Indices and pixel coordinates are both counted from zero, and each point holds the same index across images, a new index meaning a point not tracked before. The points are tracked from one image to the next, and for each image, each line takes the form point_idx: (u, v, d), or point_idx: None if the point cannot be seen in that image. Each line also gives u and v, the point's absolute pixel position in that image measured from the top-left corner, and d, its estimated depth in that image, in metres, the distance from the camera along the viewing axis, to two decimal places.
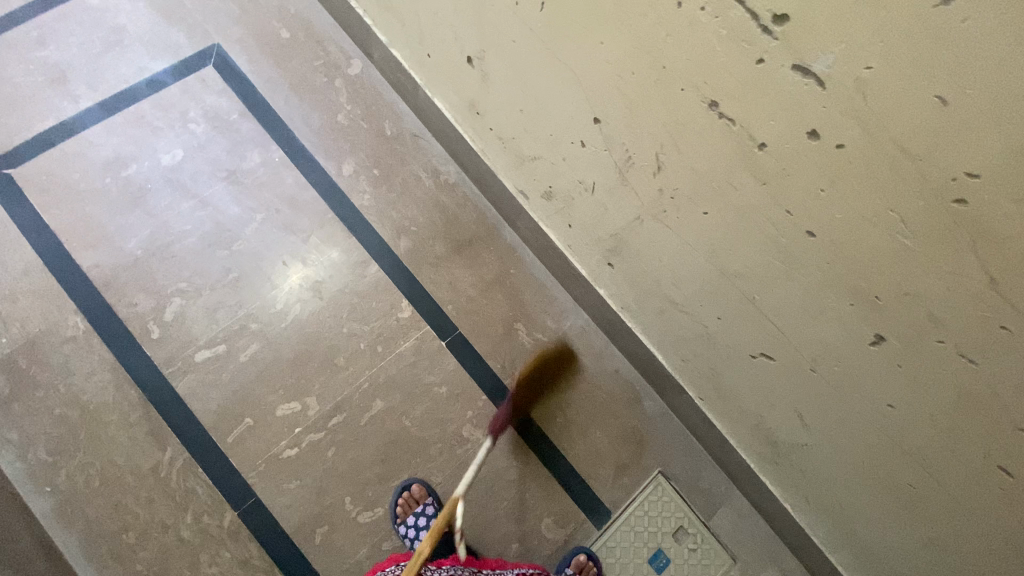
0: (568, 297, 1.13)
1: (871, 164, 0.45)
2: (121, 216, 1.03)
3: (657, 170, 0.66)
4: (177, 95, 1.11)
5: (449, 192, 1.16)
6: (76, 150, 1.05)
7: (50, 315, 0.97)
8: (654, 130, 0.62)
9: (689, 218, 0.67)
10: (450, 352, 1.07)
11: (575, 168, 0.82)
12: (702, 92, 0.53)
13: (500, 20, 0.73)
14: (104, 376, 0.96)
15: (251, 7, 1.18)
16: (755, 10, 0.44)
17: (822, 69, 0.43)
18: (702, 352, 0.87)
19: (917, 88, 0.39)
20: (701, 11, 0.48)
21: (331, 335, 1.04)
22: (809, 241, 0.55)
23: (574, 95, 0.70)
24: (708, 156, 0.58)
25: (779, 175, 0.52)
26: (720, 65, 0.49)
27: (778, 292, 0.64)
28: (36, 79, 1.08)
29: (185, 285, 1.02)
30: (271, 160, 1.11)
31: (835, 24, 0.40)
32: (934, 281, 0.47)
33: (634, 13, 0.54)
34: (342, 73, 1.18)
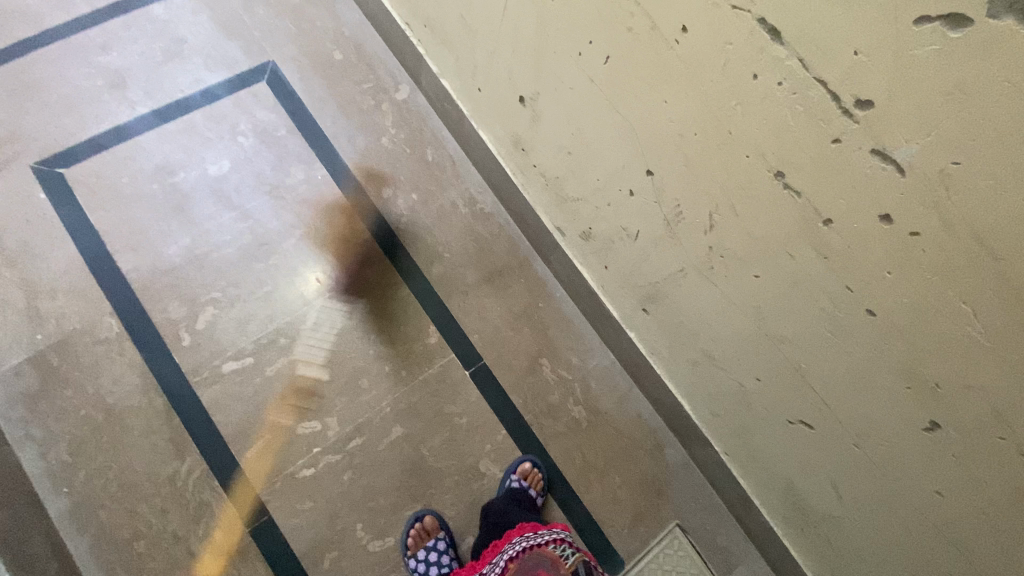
0: (595, 335, 1.13)
1: (946, 254, 0.43)
2: (164, 222, 1.05)
3: (710, 228, 0.66)
4: (228, 107, 1.13)
5: (484, 221, 1.16)
6: (127, 154, 1.08)
7: (87, 315, 0.99)
8: (713, 191, 0.61)
9: (738, 279, 0.66)
10: (474, 383, 1.06)
11: (620, 214, 0.82)
12: (769, 161, 0.52)
13: (559, 66, 0.74)
14: (132, 380, 0.97)
15: (308, 28, 1.21)
16: (837, 92, 0.43)
17: (904, 157, 0.42)
18: (735, 409, 0.85)
19: (1006, 191, 0.38)
20: (777, 86, 0.47)
21: (357, 356, 1.04)
22: (868, 320, 0.54)
23: (629, 147, 0.70)
24: (768, 223, 0.57)
25: (843, 252, 0.51)
26: (793, 139, 0.49)
27: (827, 364, 0.62)
28: (95, 82, 1.11)
29: (219, 295, 1.03)
30: (314, 178, 1.12)
31: (924, 116, 0.39)
32: (1001, 378, 0.46)
33: (704, 78, 0.54)
34: (390, 98, 1.20)
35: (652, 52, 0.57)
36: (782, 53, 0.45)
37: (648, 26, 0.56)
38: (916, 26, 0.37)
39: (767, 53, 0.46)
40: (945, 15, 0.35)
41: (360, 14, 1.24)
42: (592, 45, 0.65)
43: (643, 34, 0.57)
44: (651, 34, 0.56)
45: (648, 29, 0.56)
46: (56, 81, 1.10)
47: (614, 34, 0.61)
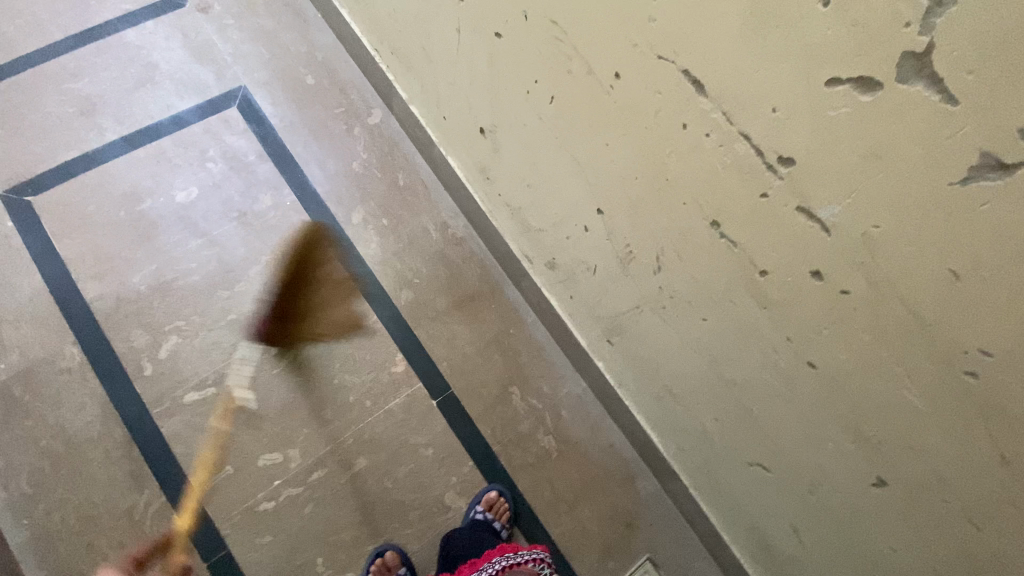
0: (567, 362, 1.11)
1: (877, 315, 0.42)
2: (130, 250, 1.04)
3: (658, 269, 0.64)
4: (199, 134, 1.13)
5: (455, 246, 1.15)
6: (96, 181, 1.07)
7: (49, 344, 0.98)
8: (658, 233, 0.60)
9: (689, 320, 0.65)
10: (441, 412, 1.05)
11: (578, 248, 0.81)
12: (705, 210, 0.51)
13: (511, 102, 0.73)
14: (92, 411, 0.95)
15: (281, 52, 1.21)
16: (760, 147, 0.42)
17: (828, 216, 0.40)
18: (699, 446, 0.83)
19: (927, 259, 0.36)
20: (705, 137, 0.46)
21: (322, 386, 1.02)
22: (810, 372, 0.52)
23: (580, 185, 0.69)
24: (712, 269, 0.55)
25: (781, 304, 0.50)
26: (724, 191, 0.47)
27: (777, 411, 0.60)
28: (66, 109, 1.11)
29: (183, 323, 1.02)
30: (283, 204, 1.12)
31: (842, 178, 0.37)
32: (941, 441, 0.44)
33: (640, 124, 0.52)
34: (362, 122, 1.19)
35: (591, 95, 0.56)
36: (707, 105, 0.44)
37: (584, 69, 0.55)
38: (827, 87, 0.35)
39: (693, 103, 0.45)
40: (855, 78, 0.33)
41: (333, 37, 1.24)
42: (537, 85, 0.64)
43: (581, 77, 0.56)
44: (588, 78, 0.55)
45: (585, 72, 0.55)
46: (26, 108, 1.10)
47: (555, 75, 0.60)
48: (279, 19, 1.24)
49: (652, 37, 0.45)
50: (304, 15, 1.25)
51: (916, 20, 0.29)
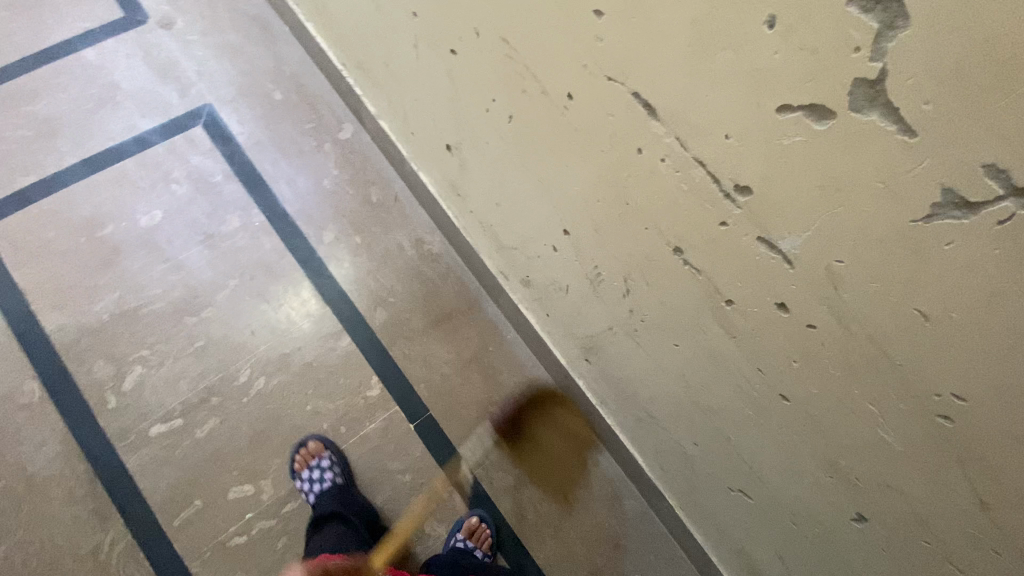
0: (549, 380, 1.08)
1: (846, 351, 0.39)
2: (91, 278, 1.01)
3: (627, 292, 0.61)
4: (163, 154, 1.09)
5: (431, 262, 1.12)
6: (55, 207, 1.04)
7: (8, 379, 0.94)
8: (624, 256, 0.57)
9: (661, 345, 0.62)
10: (419, 436, 1.02)
11: (550, 267, 0.78)
12: (667, 236, 0.48)
13: (473, 120, 0.70)
14: (54, 447, 0.92)
15: (248, 68, 1.18)
16: (716, 174, 0.39)
17: (789, 248, 0.37)
18: (681, 468, 0.80)
19: (893, 298, 0.33)
20: (661, 162, 0.43)
21: (294, 413, 0.99)
22: (783, 404, 0.49)
23: (545, 204, 0.66)
24: (678, 295, 0.53)
25: (749, 334, 0.47)
26: (684, 217, 0.45)
27: (754, 440, 0.57)
28: (22, 133, 1.08)
29: (147, 353, 0.98)
30: (251, 225, 1.08)
31: (799, 209, 0.35)
32: (918, 482, 0.41)
33: (597, 147, 0.50)
34: (332, 137, 1.16)
35: (547, 116, 0.53)
36: (660, 129, 0.41)
37: (538, 89, 0.52)
38: (778, 115, 0.32)
39: (646, 127, 0.42)
40: (805, 106, 0.30)
41: (302, 52, 1.21)
42: (495, 103, 0.61)
43: (536, 96, 0.53)
44: (542, 98, 0.52)
45: (539, 92, 0.52)
46: None
47: (511, 94, 0.57)
48: (244, 33, 1.21)
49: (601, 58, 0.42)
50: (271, 28, 1.22)
51: (866, 45, 0.26)
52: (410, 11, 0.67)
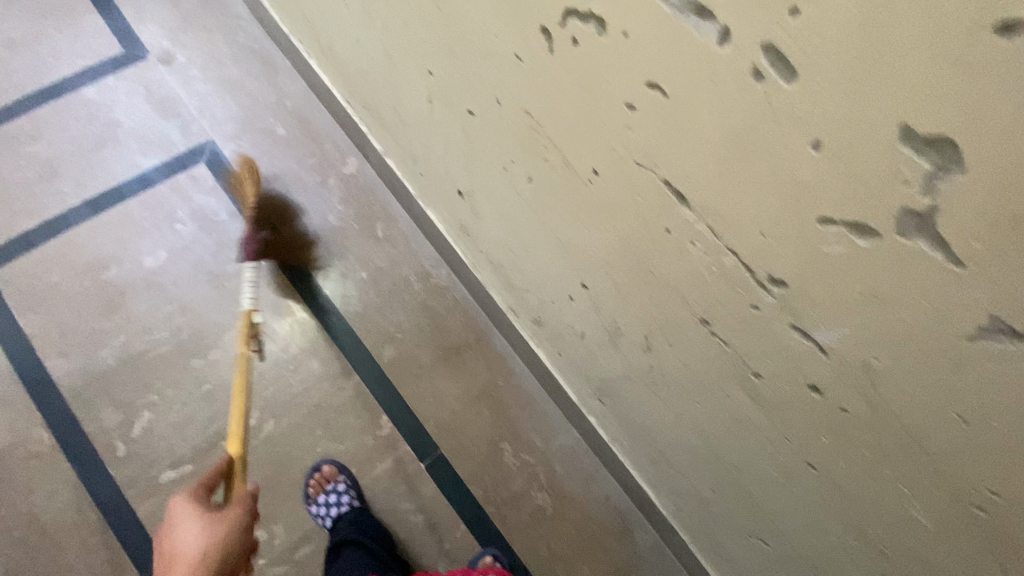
0: (558, 413, 1.08)
1: (880, 437, 0.40)
2: (97, 322, 0.99)
3: (647, 348, 0.61)
4: (166, 193, 1.08)
5: (439, 296, 1.12)
6: (59, 250, 1.03)
7: (17, 429, 0.93)
8: (646, 318, 0.57)
9: (680, 401, 0.62)
10: (430, 475, 1.02)
11: (565, 314, 0.77)
12: (694, 308, 0.48)
13: (488, 174, 0.70)
14: (64, 497, 0.91)
15: (250, 102, 1.17)
16: (750, 265, 0.39)
17: (825, 340, 0.38)
18: (697, 510, 0.81)
19: (933, 400, 0.34)
20: (691, 244, 0.43)
21: (304, 455, 0.99)
22: (811, 472, 0.49)
23: (562, 259, 0.66)
24: (702, 360, 0.53)
25: (777, 406, 0.47)
26: (713, 295, 0.45)
27: (776, 497, 0.58)
28: (26, 174, 1.07)
29: (155, 398, 0.97)
30: (257, 264, 1.07)
31: (838, 307, 0.35)
32: (951, 559, 0.42)
33: (621, 220, 0.50)
34: (337, 172, 1.16)
35: (569, 185, 0.54)
36: (690, 216, 0.41)
37: (562, 161, 0.53)
38: (820, 226, 0.33)
39: (676, 212, 0.42)
40: (849, 222, 0.31)
41: (304, 85, 1.20)
42: (514, 164, 0.62)
43: (558, 167, 0.54)
44: (565, 169, 0.53)
45: (562, 163, 0.53)
46: None
47: (532, 160, 0.57)
48: (246, 66, 1.20)
49: (630, 145, 0.42)
50: (272, 61, 1.21)
51: (917, 181, 0.27)
52: (426, 70, 0.67)
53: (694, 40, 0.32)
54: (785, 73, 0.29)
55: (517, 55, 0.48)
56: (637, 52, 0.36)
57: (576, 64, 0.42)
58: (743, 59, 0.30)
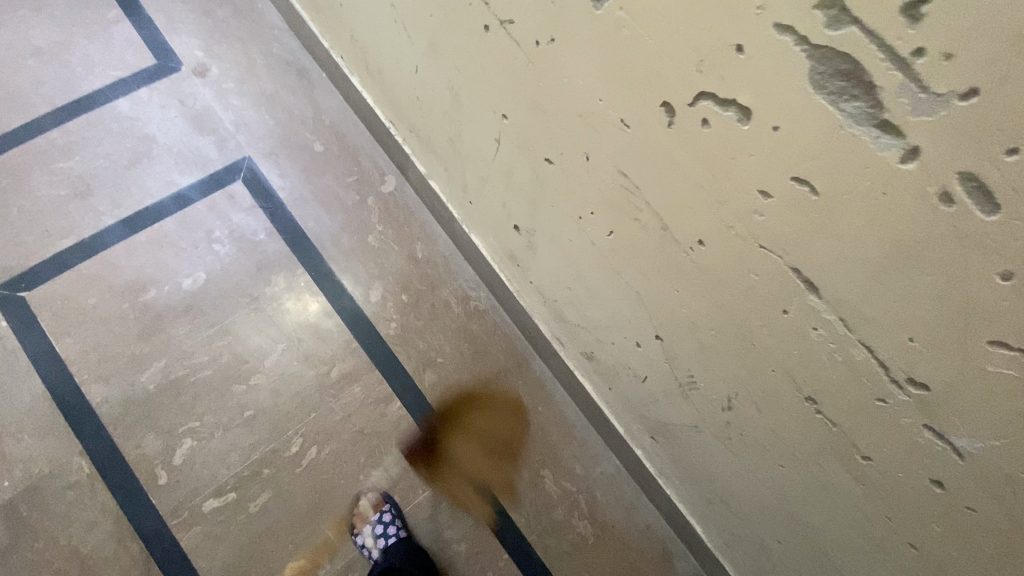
0: (599, 440, 1.05)
1: (1007, 537, 0.40)
2: (135, 347, 0.98)
3: (728, 408, 0.59)
4: (203, 213, 1.06)
5: (478, 320, 1.10)
6: (95, 272, 1.01)
7: (56, 456, 0.91)
8: (734, 381, 0.56)
9: (759, 461, 0.61)
10: (472, 503, 1.00)
11: (627, 358, 0.75)
12: (800, 386, 0.47)
13: (557, 217, 0.68)
14: (106, 527, 0.89)
15: (286, 117, 1.14)
16: (887, 363, 0.39)
17: (964, 445, 0.38)
18: (755, 554, 0.79)
19: None
20: (812, 329, 0.42)
21: (347, 483, 0.97)
22: (910, 551, 0.49)
23: (635, 311, 0.64)
24: (797, 431, 0.52)
25: (883, 488, 0.47)
26: (829, 380, 0.44)
27: (858, 562, 0.58)
28: (58, 192, 1.05)
29: (197, 424, 0.96)
30: (296, 285, 1.06)
31: (990, 420, 0.35)
32: None
33: (723, 292, 0.48)
34: (375, 191, 1.13)
35: (662, 248, 0.52)
36: (820, 305, 0.40)
37: (658, 224, 0.50)
38: (989, 346, 0.32)
39: (801, 297, 0.41)
40: None
41: (340, 100, 1.17)
42: (593, 216, 0.60)
43: (653, 229, 0.51)
44: (660, 232, 0.51)
45: (656, 226, 0.51)
46: (16, 193, 1.04)
47: (618, 218, 0.55)
48: (281, 80, 1.17)
49: (755, 229, 0.41)
50: (308, 74, 1.18)
51: None
52: (499, 112, 0.65)
53: (871, 152, 0.31)
54: (985, 205, 0.28)
55: (624, 122, 0.46)
56: (788, 148, 0.35)
57: (702, 145, 0.40)
58: (933, 180, 0.29)
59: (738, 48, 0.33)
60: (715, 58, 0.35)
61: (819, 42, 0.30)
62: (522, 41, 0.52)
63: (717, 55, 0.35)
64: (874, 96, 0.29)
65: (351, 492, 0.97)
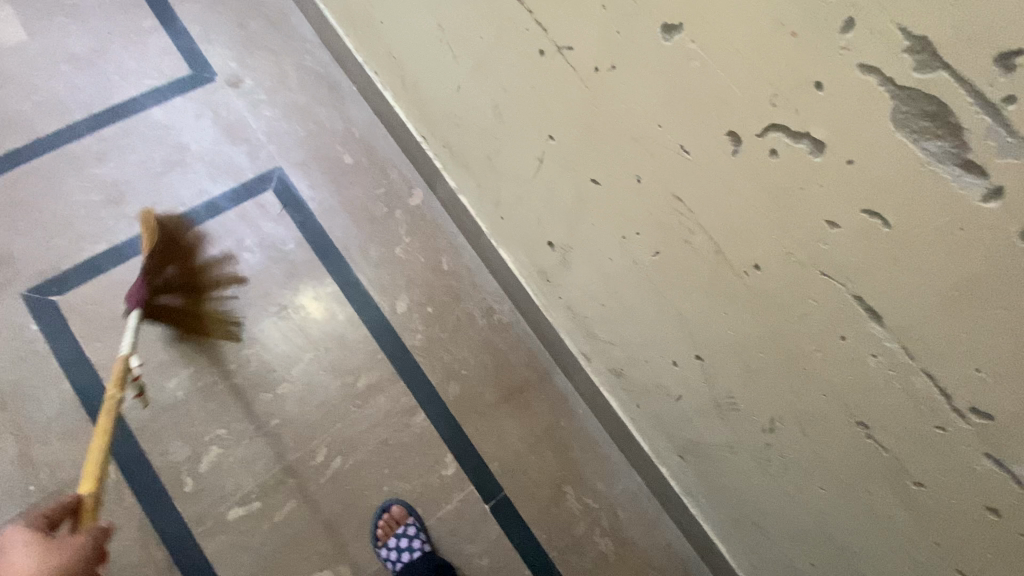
0: (622, 457, 1.05)
1: None
2: (165, 352, 0.98)
3: (770, 429, 0.60)
4: (235, 221, 1.08)
5: (502, 332, 1.10)
6: (127, 278, 1.02)
7: (83, 461, 0.92)
8: (778, 403, 0.56)
9: (798, 483, 0.62)
10: (494, 518, 1.00)
11: (660, 377, 0.75)
12: (852, 410, 0.49)
13: (597, 235, 0.69)
14: (131, 533, 0.89)
15: (316, 129, 1.16)
16: (949, 392, 0.41)
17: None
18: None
19: None
20: (871, 356, 0.44)
21: (371, 495, 0.97)
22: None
23: (675, 330, 0.65)
24: (843, 455, 0.53)
25: (932, 513, 0.49)
26: (885, 405, 0.46)
27: None
28: (91, 197, 1.06)
29: (224, 432, 0.96)
30: (324, 295, 1.06)
31: None
32: None
33: (776, 316, 0.50)
34: (403, 203, 1.15)
35: (713, 270, 0.53)
36: (881, 334, 0.42)
37: (710, 247, 0.51)
38: None
39: (861, 325, 0.43)
40: None
41: (370, 113, 1.19)
42: (639, 236, 0.61)
43: (705, 252, 0.53)
44: (712, 256, 0.52)
45: (709, 249, 0.52)
46: (49, 197, 1.05)
47: (666, 239, 0.56)
48: (312, 92, 1.19)
49: (818, 257, 0.43)
50: (339, 87, 1.20)
51: None
52: (545, 133, 0.66)
53: (950, 189, 0.33)
54: None
55: (683, 149, 0.48)
56: (863, 181, 0.37)
57: (769, 174, 0.42)
58: (1014, 220, 0.32)
59: (818, 86, 0.36)
60: (791, 93, 0.38)
61: (906, 84, 0.32)
62: (579, 66, 0.54)
63: (794, 89, 0.37)
64: (960, 136, 0.31)
65: (375, 504, 0.97)
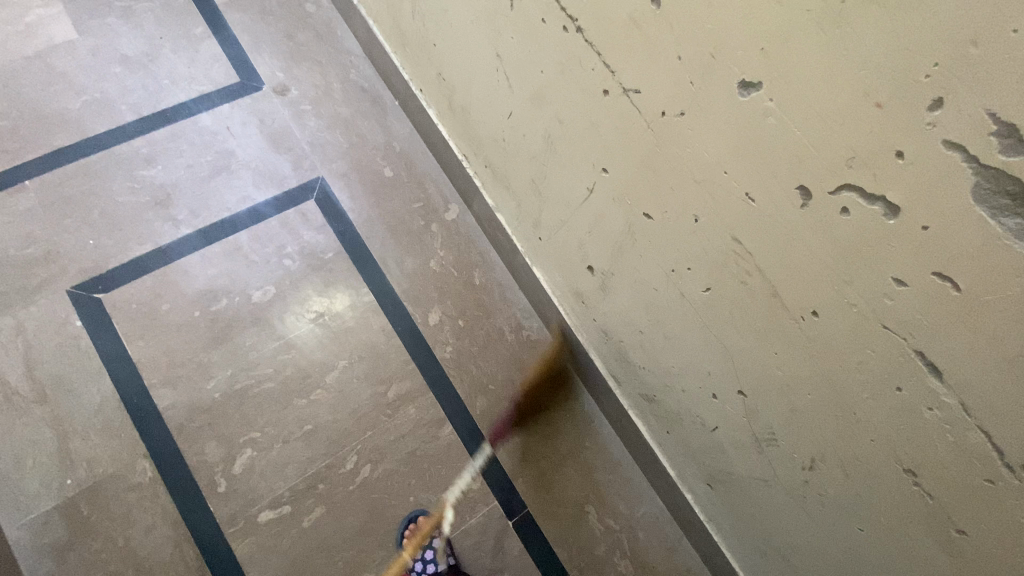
0: (643, 479, 1.06)
1: None
2: (204, 354, 1.01)
3: (809, 467, 0.61)
4: (276, 228, 1.10)
5: (531, 349, 1.12)
6: (170, 279, 1.04)
7: (120, 457, 0.94)
8: (822, 443, 0.58)
9: (835, 521, 0.63)
10: (517, 534, 1.00)
11: (696, 407, 0.76)
12: (900, 457, 0.50)
13: (642, 265, 0.71)
14: (164, 531, 0.91)
15: (358, 141, 1.19)
16: (1004, 449, 0.42)
17: None
18: None
19: None
20: (926, 408, 0.46)
21: (397, 504, 0.99)
22: None
23: (717, 364, 0.67)
24: (886, 498, 0.54)
25: (974, 563, 0.49)
26: (935, 455, 0.47)
27: None
28: (139, 199, 1.09)
29: (258, 435, 0.98)
30: (360, 304, 1.09)
31: None
32: None
33: (829, 361, 0.52)
34: (439, 218, 1.17)
35: (767, 312, 0.55)
36: (939, 388, 0.44)
37: (768, 289, 0.54)
38: None
39: (919, 377, 0.45)
40: None
41: (411, 128, 1.22)
42: (689, 271, 0.63)
43: (760, 293, 0.55)
44: (769, 297, 0.54)
45: (765, 291, 0.54)
46: (99, 196, 1.08)
47: (719, 278, 0.59)
48: (356, 105, 1.22)
49: (882, 310, 0.45)
50: (381, 102, 1.23)
51: None
52: (599, 166, 0.68)
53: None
54: None
55: (749, 196, 0.51)
56: (936, 246, 0.40)
57: (837, 230, 0.45)
58: None
59: (899, 154, 0.39)
60: (870, 158, 0.41)
61: (991, 164, 0.35)
62: (647, 109, 0.57)
63: (874, 155, 0.40)
64: None
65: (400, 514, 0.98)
